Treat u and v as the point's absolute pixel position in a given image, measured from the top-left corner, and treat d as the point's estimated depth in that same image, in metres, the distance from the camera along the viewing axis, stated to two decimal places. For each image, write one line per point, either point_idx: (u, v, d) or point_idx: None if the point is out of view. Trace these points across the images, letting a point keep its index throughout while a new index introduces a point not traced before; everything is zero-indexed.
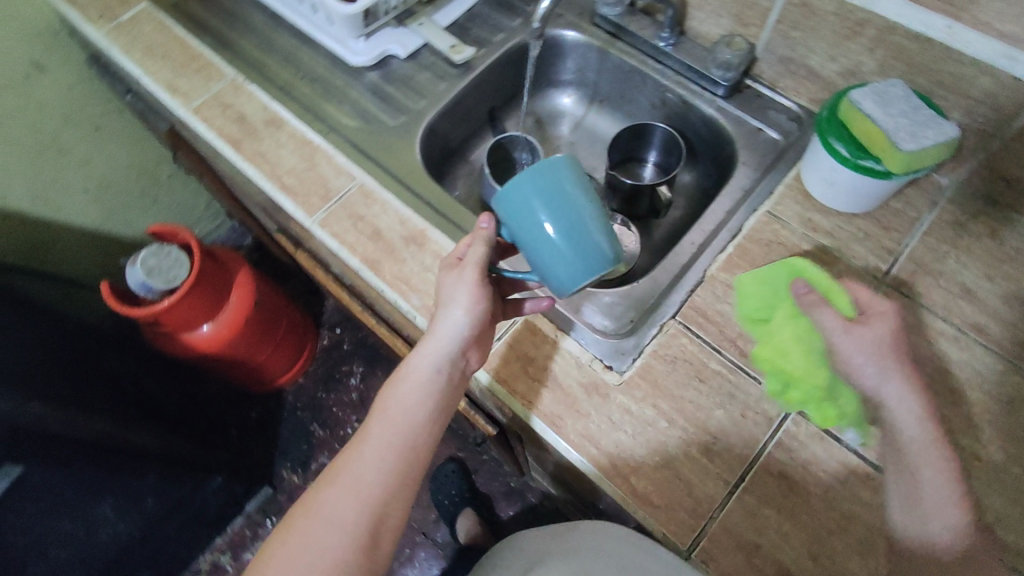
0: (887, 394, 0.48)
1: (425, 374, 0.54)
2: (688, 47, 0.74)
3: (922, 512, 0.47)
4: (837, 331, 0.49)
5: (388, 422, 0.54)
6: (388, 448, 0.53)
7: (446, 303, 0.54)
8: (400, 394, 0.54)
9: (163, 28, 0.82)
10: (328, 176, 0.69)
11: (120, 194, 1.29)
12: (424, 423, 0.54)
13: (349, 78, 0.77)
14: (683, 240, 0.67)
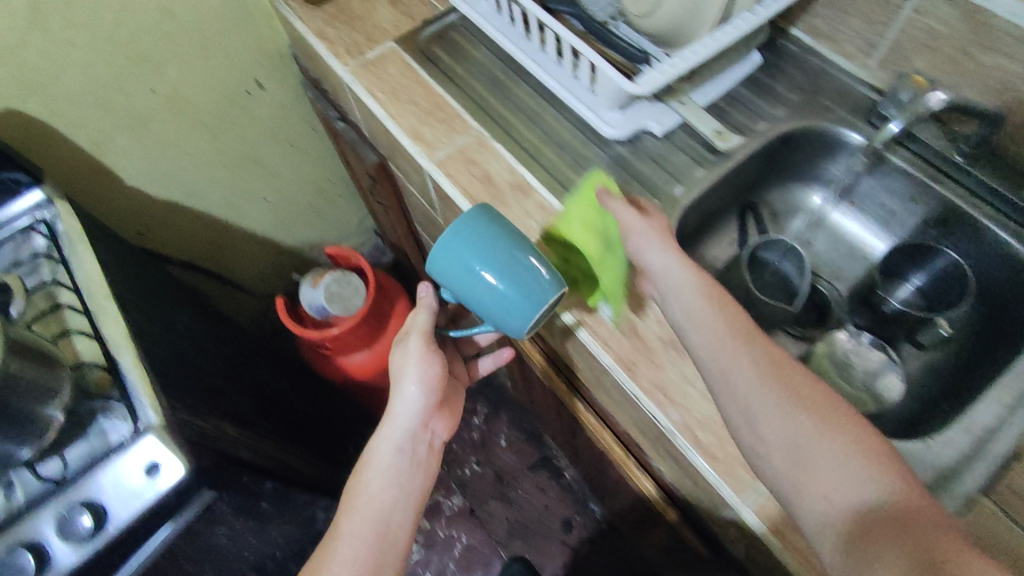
0: (665, 277, 0.56)
1: (391, 453, 0.65)
2: (994, 166, 0.65)
3: (782, 428, 0.46)
4: (648, 244, 0.58)
5: (359, 510, 0.62)
6: (360, 528, 0.61)
7: (399, 383, 0.69)
8: (367, 480, 0.64)
9: (408, 71, 0.80)
10: (578, 258, 0.65)
11: (293, 205, 1.30)
12: (393, 494, 0.64)
13: (596, 146, 0.73)
14: (980, 397, 0.58)
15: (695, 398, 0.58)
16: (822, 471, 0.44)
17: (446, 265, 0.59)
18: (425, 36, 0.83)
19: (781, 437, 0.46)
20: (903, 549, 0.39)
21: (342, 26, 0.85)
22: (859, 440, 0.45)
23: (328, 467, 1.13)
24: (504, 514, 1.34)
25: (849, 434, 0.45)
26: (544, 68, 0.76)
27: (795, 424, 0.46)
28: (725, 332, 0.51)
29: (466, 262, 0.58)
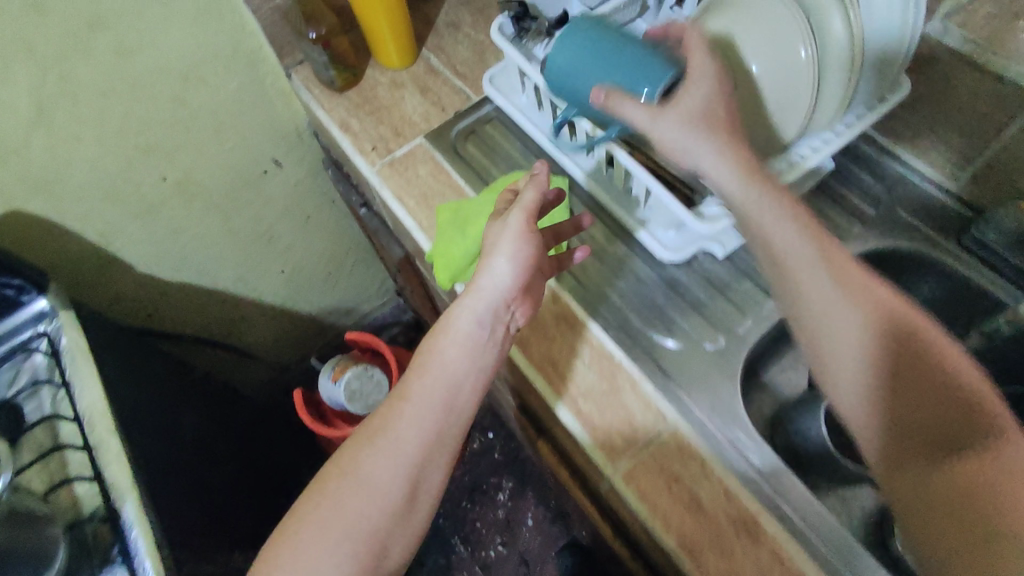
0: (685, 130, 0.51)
1: (468, 331, 0.54)
2: None
3: (833, 338, 0.45)
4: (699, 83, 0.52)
5: (429, 379, 0.52)
6: (424, 403, 0.51)
7: (489, 257, 0.55)
8: (442, 348, 0.53)
9: (440, 172, 0.74)
10: (634, 409, 0.58)
11: (310, 275, 1.23)
12: (468, 372, 0.53)
13: (648, 266, 0.66)
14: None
15: None
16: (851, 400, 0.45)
17: (556, 68, 0.59)
18: (457, 131, 0.77)
19: (818, 314, 0.46)
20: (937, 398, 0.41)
21: (368, 118, 0.79)
22: (864, 282, 0.45)
23: None
24: None
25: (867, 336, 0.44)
26: (592, 176, 0.68)
27: (823, 319, 0.46)
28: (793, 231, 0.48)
29: (576, 51, 0.57)
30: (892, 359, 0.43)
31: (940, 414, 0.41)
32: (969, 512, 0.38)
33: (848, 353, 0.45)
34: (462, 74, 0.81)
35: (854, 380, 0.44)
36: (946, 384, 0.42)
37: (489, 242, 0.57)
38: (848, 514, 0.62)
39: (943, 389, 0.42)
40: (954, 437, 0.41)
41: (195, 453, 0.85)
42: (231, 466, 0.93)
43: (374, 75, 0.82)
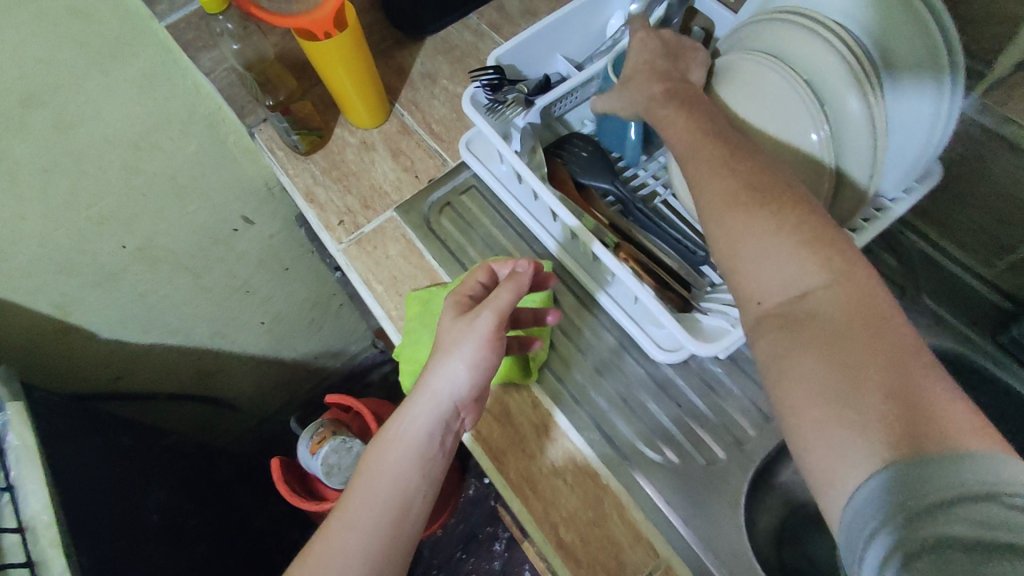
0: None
1: (418, 442, 0.48)
2: None
3: (742, 255, 0.38)
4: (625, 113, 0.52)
5: (374, 495, 0.46)
6: (366, 533, 0.45)
7: (446, 358, 0.49)
8: (388, 463, 0.47)
9: (411, 252, 0.67)
10: (624, 543, 0.52)
11: (292, 323, 1.17)
12: (416, 488, 0.47)
13: (641, 366, 0.59)
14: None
15: None
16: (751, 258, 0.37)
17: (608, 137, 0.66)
18: (431, 203, 0.70)
19: (727, 227, 0.39)
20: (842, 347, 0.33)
21: (335, 187, 0.72)
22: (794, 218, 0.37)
23: None
24: None
25: (778, 252, 0.37)
26: (578, 261, 0.62)
27: (729, 242, 0.39)
28: (730, 197, 0.39)
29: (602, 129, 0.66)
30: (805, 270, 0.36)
31: (852, 324, 0.33)
32: (876, 371, 0.32)
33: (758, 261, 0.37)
34: (437, 134, 0.74)
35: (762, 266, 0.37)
36: (855, 297, 0.34)
37: (446, 338, 0.51)
38: None
39: (856, 308, 0.34)
40: (868, 347, 0.32)
41: (156, 545, 0.79)
42: (201, 547, 0.87)
43: (342, 135, 0.76)
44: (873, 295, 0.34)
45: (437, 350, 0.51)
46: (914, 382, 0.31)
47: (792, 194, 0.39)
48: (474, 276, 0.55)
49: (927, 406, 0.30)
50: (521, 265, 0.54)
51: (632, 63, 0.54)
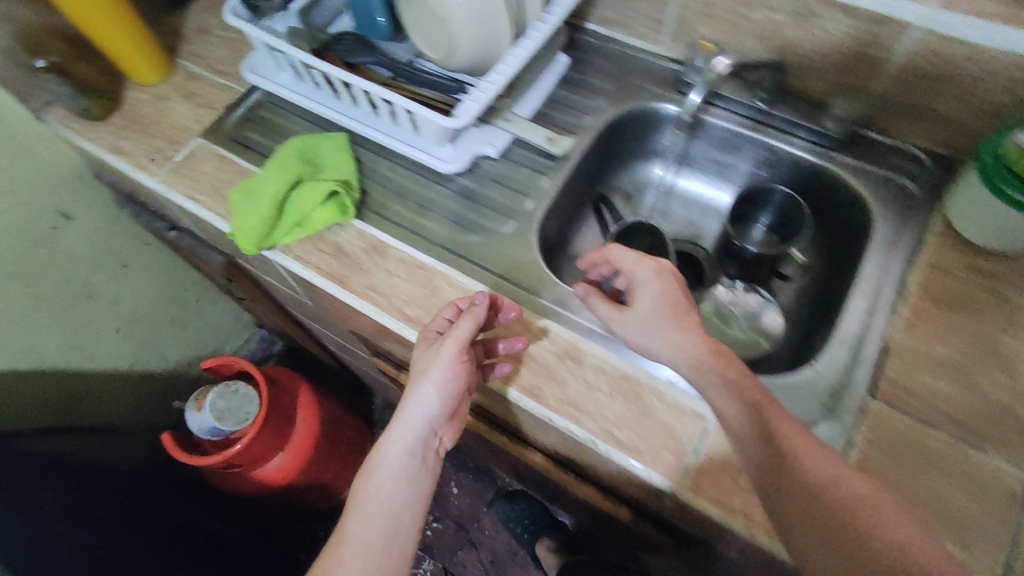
0: (648, 290, 0.56)
1: (401, 460, 0.60)
2: (790, 104, 0.70)
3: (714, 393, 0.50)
4: (648, 278, 0.57)
5: (366, 513, 0.58)
6: (368, 542, 0.57)
7: (415, 394, 0.59)
8: (378, 483, 0.59)
9: (225, 164, 0.76)
10: (455, 300, 0.64)
11: (151, 325, 1.19)
12: (403, 501, 0.59)
13: (437, 186, 0.73)
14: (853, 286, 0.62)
15: (604, 401, 0.57)
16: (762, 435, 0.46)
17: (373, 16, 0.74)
18: (232, 123, 0.79)
19: (760, 435, 0.47)
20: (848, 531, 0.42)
21: (138, 136, 0.79)
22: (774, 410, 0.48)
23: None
24: (474, 559, 1.29)
25: (797, 440, 0.46)
26: (366, 122, 0.74)
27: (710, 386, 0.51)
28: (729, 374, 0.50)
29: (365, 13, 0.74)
30: (823, 479, 0.44)
31: (861, 534, 0.42)
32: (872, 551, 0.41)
33: (785, 497, 0.45)
34: (222, 71, 0.83)
35: (793, 503, 0.44)
36: (882, 522, 0.42)
37: (414, 376, 0.60)
38: None
39: (869, 527, 0.42)
40: (877, 559, 0.41)
41: (82, 545, 0.81)
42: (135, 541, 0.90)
43: (134, 95, 0.82)
44: (897, 518, 0.43)
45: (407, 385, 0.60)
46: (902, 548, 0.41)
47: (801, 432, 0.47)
48: (442, 314, 0.61)
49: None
50: (478, 296, 0.59)
51: (623, 258, 0.59)
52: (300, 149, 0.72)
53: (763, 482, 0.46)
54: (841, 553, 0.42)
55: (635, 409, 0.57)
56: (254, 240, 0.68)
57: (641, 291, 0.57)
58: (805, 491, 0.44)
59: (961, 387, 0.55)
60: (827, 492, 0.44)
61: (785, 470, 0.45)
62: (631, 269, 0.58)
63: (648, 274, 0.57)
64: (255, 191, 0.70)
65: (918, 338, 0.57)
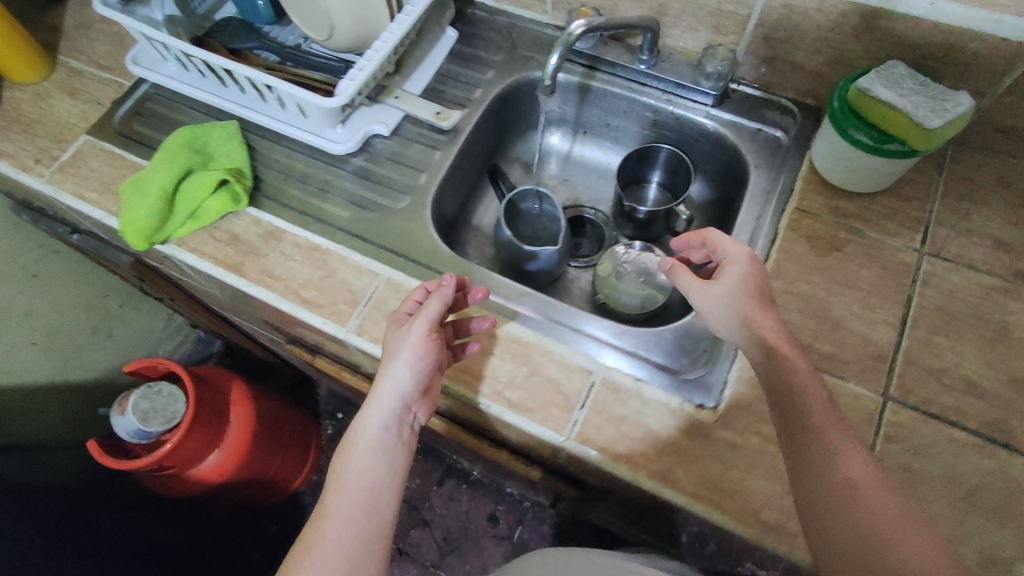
0: (732, 272, 0.54)
1: (378, 434, 0.54)
2: (669, 64, 0.73)
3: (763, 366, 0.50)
4: (740, 264, 0.55)
5: (341, 494, 0.52)
6: (345, 522, 0.51)
7: (387, 367, 0.56)
8: (354, 460, 0.53)
9: (114, 159, 0.74)
10: (350, 279, 0.65)
11: (72, 335, 1.15)
12: (382, 478, 0.53)
13: (332, 167, 0.73)
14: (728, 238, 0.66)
15: (498, 363, 0.60)
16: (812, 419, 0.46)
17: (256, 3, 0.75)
18: (120, 117, 0.78)
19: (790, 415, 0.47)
20: (867, 516, 0.41)
21: (20, 136, 0.76)
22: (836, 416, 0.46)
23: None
24: (429, 538, 1.31)
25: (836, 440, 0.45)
26: (253, 107, 0.74)
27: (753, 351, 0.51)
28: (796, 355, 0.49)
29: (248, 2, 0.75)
30: (849, 477, 0.43)
31: (868, 537, 0.40)
32: (882, 542, 0.40)
33: (807, 477, 0.44)
34: (106, 66, 0.81)
35: (817, 490, 0.43)
36: (901, 537, 0.40)
37: (385, 352, 0.57)
38: (572, 298, 0.77)
39: (884, 537, 0.40)
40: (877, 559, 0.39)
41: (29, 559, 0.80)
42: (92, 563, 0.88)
43: (13, 95, 0.79)
44: (922, 541, 0.39)
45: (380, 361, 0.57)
46: (915, 545, 0.39)
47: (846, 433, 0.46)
48: (412, 294, 0.60)
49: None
50: (448, 279, 0.60)
51: (726, 240, 0.57)
52: (187, 139, 0.70)
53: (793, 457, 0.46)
54: (852, 549, 0.40)
55: (526, 370, 0.59)
56: (145, 235, 0.66)
57: (728, 268, 0.55)
58: (825, 478, 0.43)
59: (824, 321, 0.59)
60: (849, 490, 0.42)
61: (810, 451, 0.45)
62: (731, 250, 0.56)
63: (741, 256, 0.55)
64: (142, 184, 0.68)
65: (787, 280, 0.61)
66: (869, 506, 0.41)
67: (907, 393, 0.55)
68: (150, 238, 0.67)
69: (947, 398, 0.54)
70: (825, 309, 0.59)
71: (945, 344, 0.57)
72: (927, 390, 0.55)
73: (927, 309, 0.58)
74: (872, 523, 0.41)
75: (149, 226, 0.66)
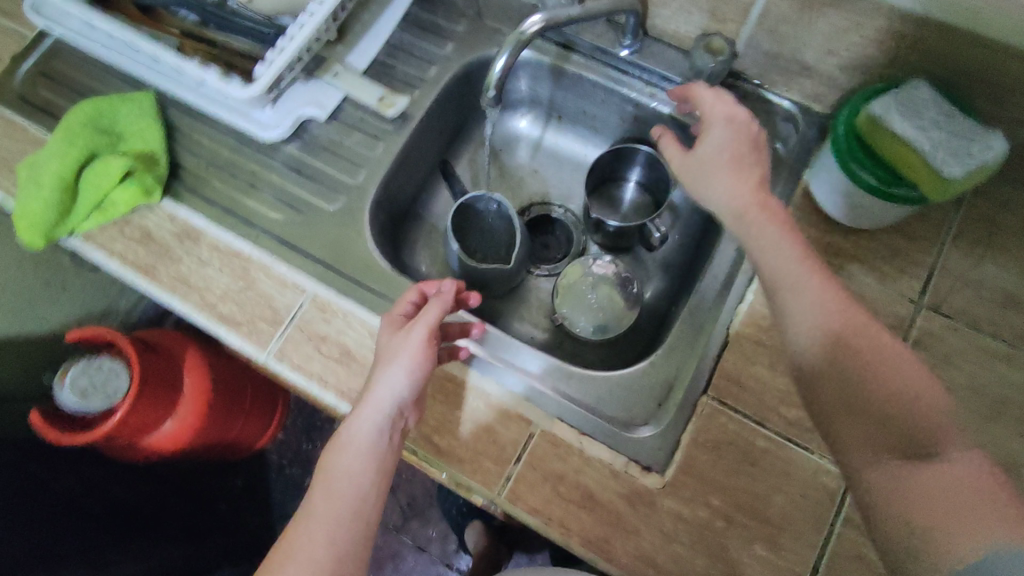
0: (710, 149, 0.49)
1: (368, 445, 0.47)
2: (656, 50, 0.62)
3: (804, 303, 0.42)
4: (718, 132, 0.49)
5: (332, 491, 0.46)
6: (324, 539, 0.44)
7: (384, 371, 0.48)
8: (341, 469, 0.46)
9: (12, 129, 0.64)
10: (272, 293, 0.58)
11: (22, 289, 1.01)
12: (369, 493, 0.46)
13: (262, 156, 0.64)
14: (705, 271, 0.59)
15: (429, 406, 0.53)
16: (809, 300, 0.42)
17: None
18: (21, 77, 0.67)
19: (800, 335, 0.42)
20: (881, 395, 0.40)
21: None
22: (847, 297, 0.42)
23: (178, 532, 1.08)
24: (393, 502, 1.22)
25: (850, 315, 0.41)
26: (170, 78, 0.64)
27: (805, 292, 0.42)
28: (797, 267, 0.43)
29: None
30: (850, 352, 0.40)
31: (890, 404, 0.40)
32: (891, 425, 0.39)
33: (830, 384, 0.41)
34: (5, 10, 0.69)
35: (836, 370, 0.41)
36: (905, 379, 0.40)
37: (382, 354, 0.49)
38: (531, 312, 0.69)
39: (908, 400, 0.39)
40: (911, 426, 0.39)
41: None
42: (34, 532, 0.84)
43: None
44: (915, 372, 0.40)
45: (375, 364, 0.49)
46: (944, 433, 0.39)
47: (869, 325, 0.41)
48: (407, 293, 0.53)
49: (968, 491, 0.37)
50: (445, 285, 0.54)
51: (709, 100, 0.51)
52: (90, 116, 0.61)
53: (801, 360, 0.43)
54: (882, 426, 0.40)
55: (459, 414, 0.53)
56: (42, 233, 0.59)
57: (707, 134, 0.50)
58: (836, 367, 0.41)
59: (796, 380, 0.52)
60: (868, 369, 0.40)
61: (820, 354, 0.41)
62: (712, 107, 0.51)
63: (720, 118, 0.50)
64: (37, 173, 0.59)
65: (760, 328, 0.53)
66: (881, 364, 0.40)
67: None
68: (49, 237, 0.59)
69: None
70: None
71: None
72: None
73: None
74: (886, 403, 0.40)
75: (45, 225, 0.59)
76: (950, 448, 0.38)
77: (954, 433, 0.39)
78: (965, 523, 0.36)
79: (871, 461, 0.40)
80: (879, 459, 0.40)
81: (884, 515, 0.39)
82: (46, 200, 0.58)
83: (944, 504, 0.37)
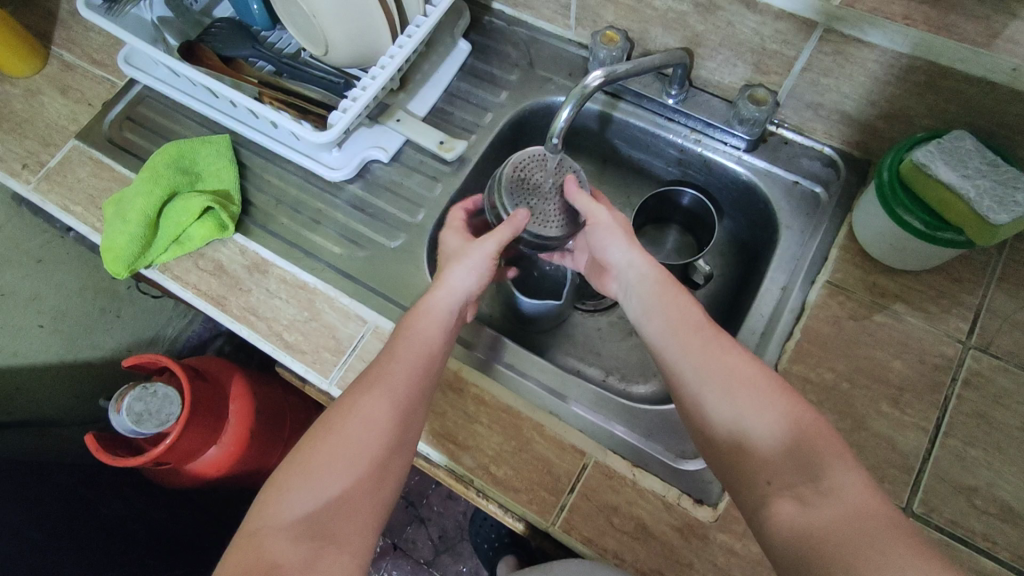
0: (625, 273, 0.56)
1: (443, 317, 0.54)
2: (701, 100, 0.66)
3: (688, 351, 0.49)
4: (612, 240, 0.57)
5: (408, 348, 0.52)
6: (398, 383, 0.50)
7: (456, 266, 0.56)
8: (418, 329, 0.53)
9: (101, 169, 0.70)
10: (336, 324, 0.61)
11: (80, 317, 1.07)
12: (439, 356, 0.53)
13: (328, 194, 0.68)
14: (750, 310, 0.60)
15: (485, 435, 0.56)
16: (695, 365, 0.48)
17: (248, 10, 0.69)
18: (110, 122, 0.73)
19: (717, 432, 0.46)
20: (743, 465, 0.44)
21: (8, 138, 0.72)
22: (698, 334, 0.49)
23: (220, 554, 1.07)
24: (424, 535, 1.22)
25: (734, 364, 0.47)
26: (247, 125, 0.69)
27: (682, 343, 0.50)
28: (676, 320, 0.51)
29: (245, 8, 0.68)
30: (750, 408, 0.45)
31: (792, 459, 0.42)
32: (768, 473, 0.43)
33: (732, 477, 0.45)
34: (100, 62, 0.76)
35: (715, 448, 0.46)
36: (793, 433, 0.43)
37: (456, 252, 0.57)
38: (575, 345, 0.71)
39: (789, 438, 0.43)
40: (807, 458, 0.42)
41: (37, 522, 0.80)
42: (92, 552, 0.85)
43: (5, 89, 0.75)
44: (820, 426, 0.44)
45: (450, 258, 0.57)
46: (807, 461, 0.42)
47: (719, 353, 0.48)
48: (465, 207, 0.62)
49: (861, 514, 0.38)
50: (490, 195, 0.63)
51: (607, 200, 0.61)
52: (174, 158, 0.66)
53: (704, 439, 0.47)
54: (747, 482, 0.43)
55: (514, 444, 0.55)
56: (126, 262, 0.63)
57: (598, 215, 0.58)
58: (718, 449, 0.46)
59: (845, 419, 0.53)
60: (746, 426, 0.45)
61: (731, 449, 0.45)
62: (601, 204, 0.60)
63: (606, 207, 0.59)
64: (123, 208, 0.64)
65: (808, 365, 0.55)
66: (796, 434, 0.43)
67: (933, 513, 0.49)
68: (131, 267, 0.63)
69: (977, 522, 0.48)
70: (851, 405, 0.53)
71: (980, 459, 0.50)
72: (953, 511, 0.49)
73: (965, 415, 0.52)
74: (730, 450, 0.45)
75: (129, 254, 0.63)
76: (834, 464, 0.41)
77: (838, 455, 0.42)
78: (878, 559, 0.36)
79: (765, 494, 0.42)
80: (780, 514, 0.41)
81: (783, 550, 0.40)
82: (131, 231, 0.63)
83: (853, 532, 0.37)
